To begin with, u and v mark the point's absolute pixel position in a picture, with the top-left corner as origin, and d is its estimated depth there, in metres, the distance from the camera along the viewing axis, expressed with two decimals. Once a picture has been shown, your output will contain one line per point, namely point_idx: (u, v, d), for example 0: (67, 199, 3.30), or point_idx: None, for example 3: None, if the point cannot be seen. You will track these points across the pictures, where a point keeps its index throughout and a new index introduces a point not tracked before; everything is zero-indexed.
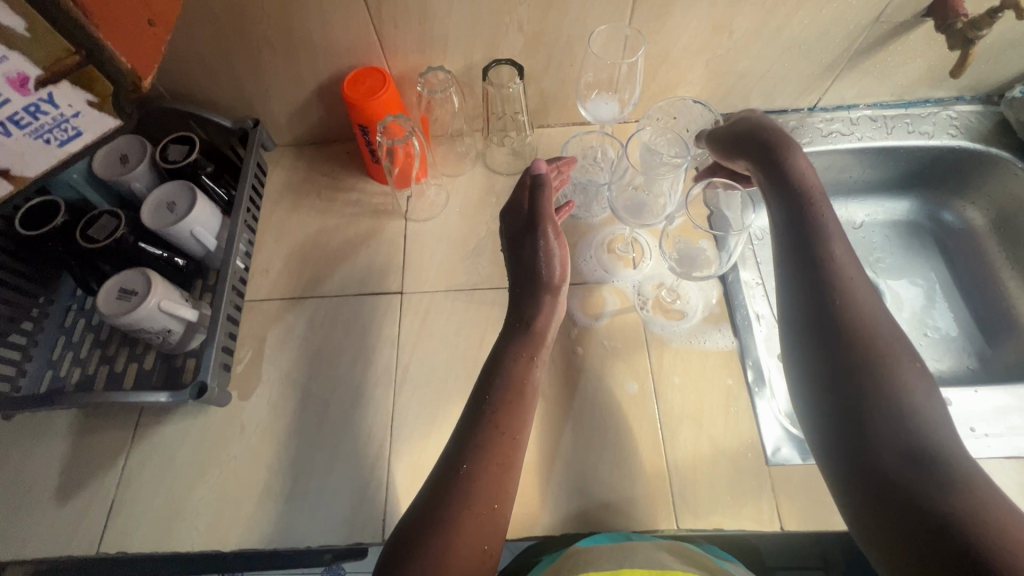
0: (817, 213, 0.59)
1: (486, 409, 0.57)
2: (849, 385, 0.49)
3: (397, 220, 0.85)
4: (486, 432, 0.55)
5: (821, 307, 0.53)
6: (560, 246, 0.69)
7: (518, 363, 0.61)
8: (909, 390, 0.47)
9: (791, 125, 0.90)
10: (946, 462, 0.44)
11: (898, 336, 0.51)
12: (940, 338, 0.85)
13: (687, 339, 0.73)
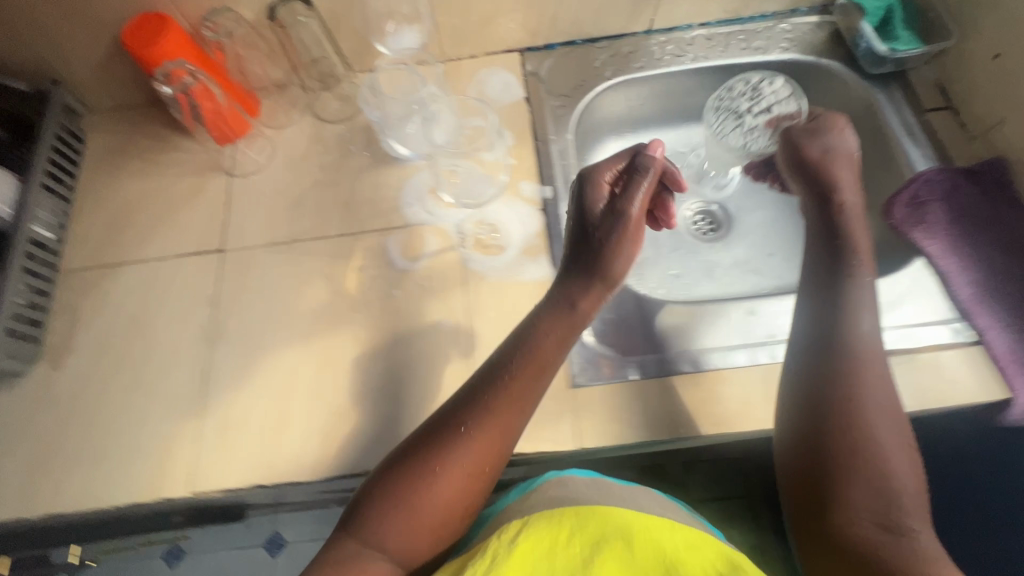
0: (851, 279, 0.62)
1: (500, 377, 0.57)
2: (859, 423, 0.54)
3: (220, 177, 0.82)
4: (493, 425, 0.55)
5: (830, 337, 0.59)
6: (632, 244, 0.61)
7: (542, 340, 0.59)
8: (884, 459, 0.53)
9: (625, 51, 0.87)
10: (902, 534, 0.50)
11: (896, 414, 0.56)
12: (781, 259, 0.88)
13: (505, 273, 0.73)
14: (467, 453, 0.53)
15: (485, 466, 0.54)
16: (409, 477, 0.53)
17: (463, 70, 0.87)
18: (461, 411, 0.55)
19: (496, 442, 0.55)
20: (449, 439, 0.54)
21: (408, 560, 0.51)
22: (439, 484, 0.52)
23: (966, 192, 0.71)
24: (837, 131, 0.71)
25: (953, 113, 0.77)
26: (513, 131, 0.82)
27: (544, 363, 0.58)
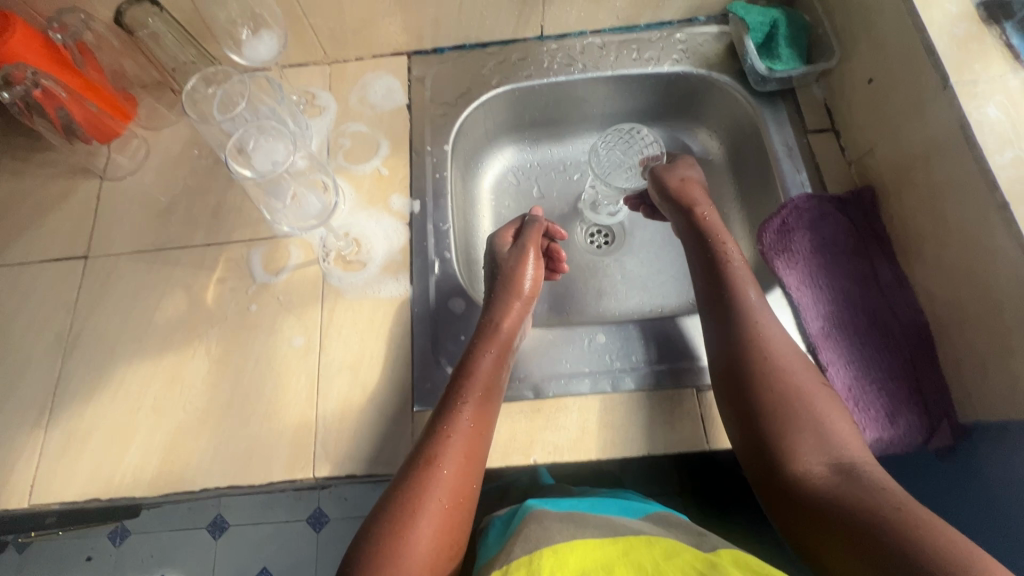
0: (726, 264, 0.67)
1: (443, 412, 0.59)
2: (792, 399, 0.57)
3: (90, 180, 0.80)
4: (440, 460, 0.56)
5: (725, 354, 0.61)
6: (536, 266, 0.74)
7: (481, 363, 0.63)
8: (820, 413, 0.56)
9: (514, 58, 0.84)
10: (854, 470, 0.52)
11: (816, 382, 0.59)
12: (670, 275, 0.87)
13: (363, 290, 0.72)
14: (427, 494, 0.53)
15: (463, 494, 0.55)
16: (384, 537, 0.51)
17: (348, 73, 0.85)
18: (406, 466, 0.56)
19: (456, 468, 0.56)
20: (405, 488, 0.54)
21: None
22: (414, 532, 0.51)
23: (833, 222, 0.69)
24: (685, 164, 0.80)
25: (834, 136, 0.75)
26: (391, 140, 0.80)
27: (472, 383, 0.61)
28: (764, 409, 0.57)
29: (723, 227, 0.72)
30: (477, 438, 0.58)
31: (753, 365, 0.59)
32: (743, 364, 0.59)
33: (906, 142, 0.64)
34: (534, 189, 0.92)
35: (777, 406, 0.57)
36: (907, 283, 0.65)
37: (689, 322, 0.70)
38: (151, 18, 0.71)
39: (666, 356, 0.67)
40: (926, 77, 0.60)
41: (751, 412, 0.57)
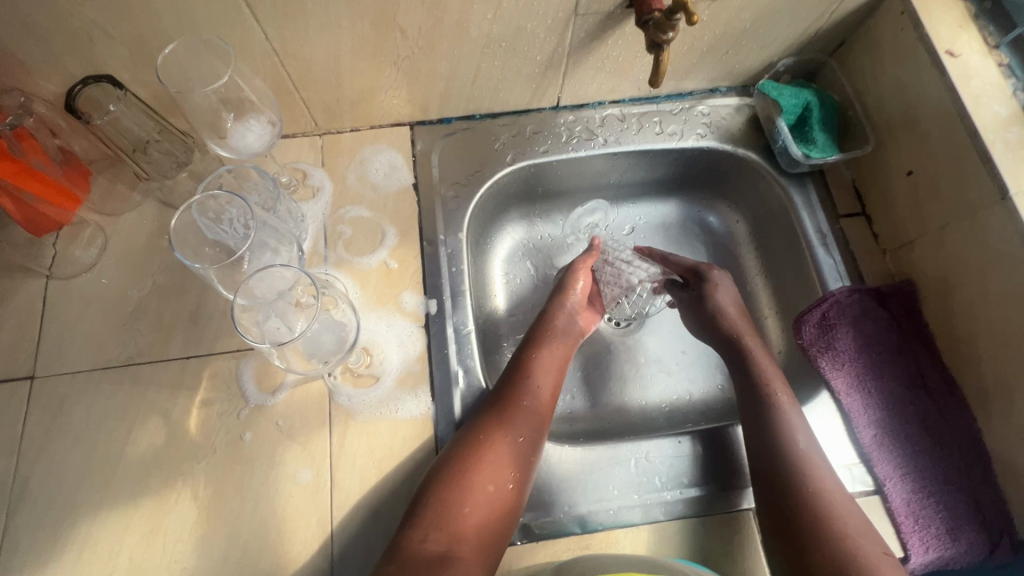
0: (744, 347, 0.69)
1: (513, 373, 0.66)
2: (830, 528, 0.54)
3: (32, 281, 0.66)
4: (500, 426, 0.60)
5: (769, 480, 0.58)
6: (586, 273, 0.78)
7: (546, 348, 0.70)
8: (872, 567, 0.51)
9: (528, 130, 0.77)
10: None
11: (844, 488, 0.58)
12: (696, 357, 0.82)
13: (377, 409, 0.63)
14: (487, 454, 0.58)
15: (520, 462, 0.59)
16: (445, 484, 0.56)
17: (343, 146, 0.75)
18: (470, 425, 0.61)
19: (513, 438, 0.60)
20: (466, 442, 0.59)
21: (468, 558, 0.52)
22: (472, 486, 0.56)
23: (875, 317, 0.67)
24: (715, 288, 0.74)
25: (866, 221, 0.73)
26: (398, 227, 0.72)
27: (529, 376, 0.66)
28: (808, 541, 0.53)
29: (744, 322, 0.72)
30: (537, 415, 0.63)
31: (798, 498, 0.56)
32: (788, 492, 0.57)
33: (953, 243, 0.62)
34: (545, 264, 0.85)
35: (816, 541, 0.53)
36: (954, 386, 0.63)
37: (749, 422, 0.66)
38: (113, 104, 0.61)
39: (729, 463, 0.63)
40: (979, 183, 0.58)
41: (796, 538, 0.54)
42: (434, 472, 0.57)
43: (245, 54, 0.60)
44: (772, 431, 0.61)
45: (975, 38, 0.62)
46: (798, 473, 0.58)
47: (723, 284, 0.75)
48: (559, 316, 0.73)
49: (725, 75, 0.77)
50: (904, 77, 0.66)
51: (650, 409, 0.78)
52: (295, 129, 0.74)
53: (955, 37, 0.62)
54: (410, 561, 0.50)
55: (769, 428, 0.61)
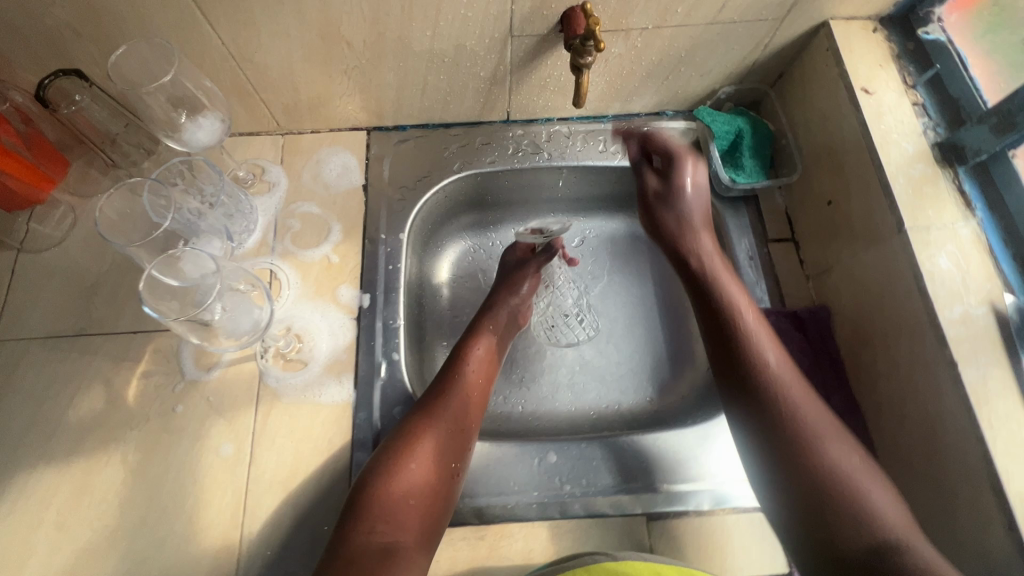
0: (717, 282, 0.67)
1: (442, 373, 0.67)
2: (799, 447, 0.56)
3: (4, 253, 0.72)
4: (436, 418, 0.62)
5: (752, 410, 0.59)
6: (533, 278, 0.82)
7: (480, 346, 0.71)
8: (863, 488, 0.53)
9: (478, 141, 0.82)
10: (893, 553, 0.49)
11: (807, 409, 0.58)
12: (629, 369, 0.84)
13: (302, 392, 0.67)
14: (425, 446, 0.59)
15: (457, 449, 0.62)
16: (384, 478, 0.57)
17: (302, 145, 0.80)
18: (404, 421, 0.62)
19: (450, 428, 0.62)
20: (401, 438, 0.60)
21: (413, 545, 0.55)
22: (414, 478, 0.57)
23: (789, 340, 0.68)
24: (684, 185, 0.72)
25: (793, 246, 0.75)
26: (344, 224, 0.76)
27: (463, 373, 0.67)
28: (798, 470, 0.55)
29: (709, 249, 0.70)
30: (467, 410, 0.65)
31: (784, 429, 0.57)
32: (780, 432, 0.57)
33: (859, 273, 0.64)
34: (492, 269, 0.88)
35: (802, 469, 0.55)
36: (857, 411, 0.65)
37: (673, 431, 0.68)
38: (80, 95, 0.67)
39: (644, 467, 0.65)
40: (881, 215, 0.60)
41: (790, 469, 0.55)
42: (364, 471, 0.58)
43: (204, 57, 0.65)
44: (753, 372, 0.60)
45: (893, 77, 0.65)
46: (777, 403, 0.58)
47: (698, 174, 0.73)
48: (499, 310, 0.77)
49: (670, 99, 0.80)
50: (827, 111, 0.68)
51: (578, 415, 0.81)
52: (258, 127, 0.79)
53: (874, 76, 0.65)
54: (359, 556, 0.52)
55: (751, 375, 0.60)
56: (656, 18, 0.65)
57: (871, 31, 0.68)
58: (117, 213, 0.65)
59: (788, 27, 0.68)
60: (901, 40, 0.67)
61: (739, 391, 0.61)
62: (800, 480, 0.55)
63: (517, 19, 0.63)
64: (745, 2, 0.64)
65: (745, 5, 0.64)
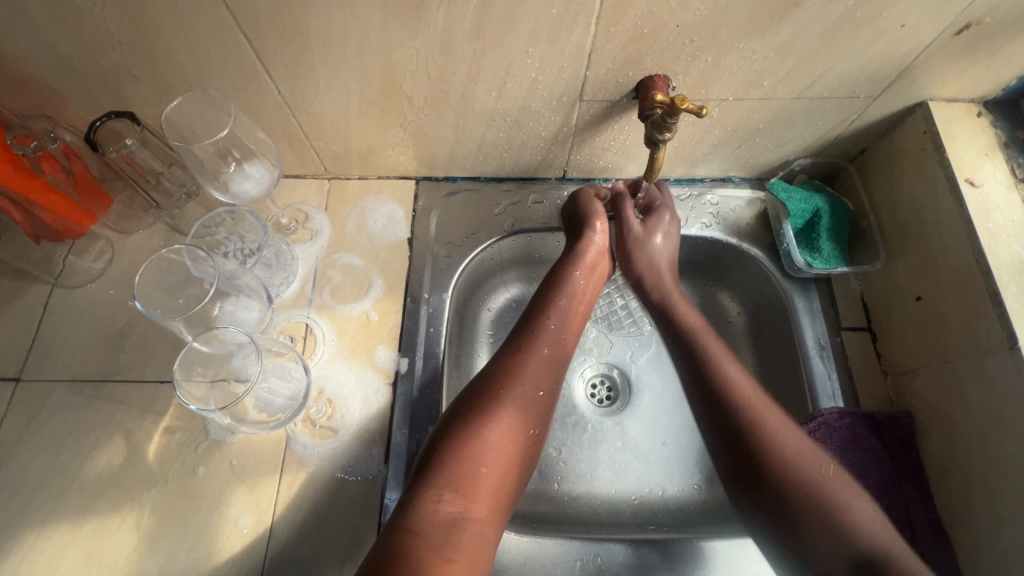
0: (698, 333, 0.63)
1: (523, 329, 0.63)
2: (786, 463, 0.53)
3: (39, 287, 0.70)
4: (514, 382, 0.58)
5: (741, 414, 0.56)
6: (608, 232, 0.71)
7: (563, 298, 0.66)
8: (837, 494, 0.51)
9: (530, 199, 0.78)
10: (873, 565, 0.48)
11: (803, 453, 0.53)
12: (677, 449, 0.77)
13: (330, 463, 0.63)
14: (501, 412, 0.55)
15: (533, 417, 0.57)
16: (459, 443, 0.52)
17: (348, 192, 0.77)
18: (478, 385, 0.57)
19: (527, 397, 0.57)
20: (476, 403, 0.55)
21: (484, 521, 0.50)
22: (489, 446, 0.53)
23: (866, 445, 0.61)
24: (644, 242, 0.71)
25: (869, 338, 0.68)
26: (386, 279, 0.72)
27: (539, 337, 0.62)
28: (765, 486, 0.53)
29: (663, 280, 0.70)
30: (550, 375, 0.61)
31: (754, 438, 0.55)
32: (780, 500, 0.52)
33: (957, 382, 0.58)
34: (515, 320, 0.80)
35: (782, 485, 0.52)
36: (945, 539, 0.58)
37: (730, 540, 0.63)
38: (131, 139, 0.65)
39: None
40: (988, 327, 0.56)
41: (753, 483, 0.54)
42: (442, 426, 0.54)
43: (260, 105, 0.62)
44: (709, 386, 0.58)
45: (1000, 168, 0.60)
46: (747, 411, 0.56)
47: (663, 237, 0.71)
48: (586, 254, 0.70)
49: (738, 166, 0.73)
50: (923, 197, 0.63)
51: (618, 499, 0.74)
52: (305, 172, 0.76)
53: (978, 166, 0.60)
54: (427, 526, 0.47)
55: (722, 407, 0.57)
56: (739, 89, 0.60)
57: (975, 116, 0.63)
58: (148, 279, 0.61)
59: (881, 105, 0.63)
60: (1009, 128, 0.63)
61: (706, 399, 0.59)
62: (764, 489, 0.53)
63: (589, 85, 0.59)
64: (838, 79, 0.59)
65: (838, 82, 0.59)
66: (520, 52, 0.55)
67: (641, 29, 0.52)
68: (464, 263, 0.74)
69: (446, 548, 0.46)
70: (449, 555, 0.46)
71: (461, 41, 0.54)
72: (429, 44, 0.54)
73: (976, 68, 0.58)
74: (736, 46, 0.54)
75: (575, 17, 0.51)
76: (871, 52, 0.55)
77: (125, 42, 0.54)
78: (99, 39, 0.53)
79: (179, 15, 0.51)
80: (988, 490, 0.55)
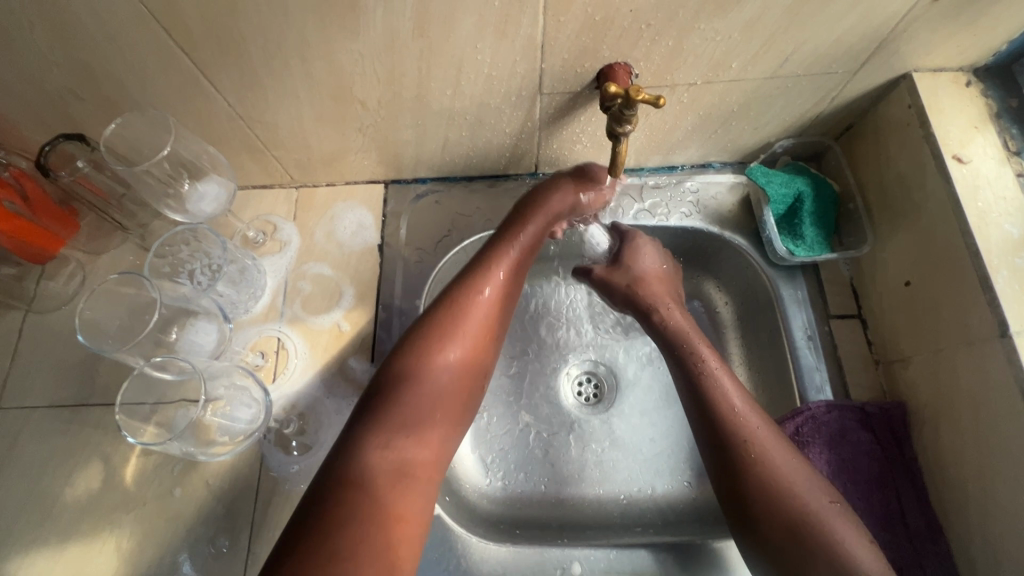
0: (697, 353, 0.60)
1: (469, 267, 0.59)
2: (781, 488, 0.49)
3: (12, 314, 0.69)
4: (461, 319, 0.55)
5: (733, 435, 0.53)
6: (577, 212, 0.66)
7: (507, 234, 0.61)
8: (824, 518, 0.48)
9: (503, 196, 0.75)
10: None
11: (793, 470, 0.50)
12: (667, 447, 0.75)
13: (305, 481, 0.62)
14: (443, 351, 0.52)
15: (479, 365, 0.55)
16: (403, 389, 0.50)
17: (316, 200, 0.75)
18: (422, 326, 0.54)
19: (472, 333, 0.54)
20: (422, 347, 0.52)
21: (431, 466, 0.49)
22: (433, 389, 0.51)
23: (857, 440, 0.59)
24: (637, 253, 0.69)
25: (860, 325, 0.66)
26: (357, 288, 0.71)
27: (490, 279, 0.57)
28: (757, 507, 0.49)
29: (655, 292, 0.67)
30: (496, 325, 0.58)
31: (745, 459, 0.51)
32: (771, 525, 0.48)
33: (948, 370, 0.56)
34: None
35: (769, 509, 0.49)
36: (940, 533, 0.56)
37: (726, 539, 0.62)
38: (82, 161, 0.64)
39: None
40: (979, 313, 0.52)
41: (750, 513, 0.50)
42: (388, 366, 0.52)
43: (212, 119, 0.61)
44: (712, 410, 0.55)
45: (991, 141, 0.57)
46: (754, 453, 0.52)
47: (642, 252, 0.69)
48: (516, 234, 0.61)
49: (717, 151, 0.70)
50: (910, 176, 0.60)
51: (606, 499, 0.73)
52: (272, 181, 0.74)
53: (967, 140, 0.57)
54: (374, 473, 0.45)
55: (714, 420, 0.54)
56: (707, 72, 0.57)
57: (964, 86, 0.59)
58: (105, 311, 0.62)
59: (863, 79, 0.59)
60: (1002, 97, 0.59)
61: (707, 424, 0.55)
62: (770, 531, 0.48)
63: (547, 77, 0.56)
64: (812, 55, 0.55)
65: (812, 58, 0.55)
66: (469, 48, 0.53)
67: (593, 16, 0.49)
68: (436, 267, 0.72)
69: (398, 498, 0.45)
70: (401, 507, 0.44)
71: (405, 41, 0.51)
72: (373, 46, 0.52)
73: (961, 34, 0.54)
74: (697, 28, 0.51)
75: (521, 8, 0.48)
76: (844, 24, 0.51)
77: (62, 64, 0.52)
78: (35, 61, 0.52)
79: (110, 31, 0.49)
80: (983, 485, 0.52)
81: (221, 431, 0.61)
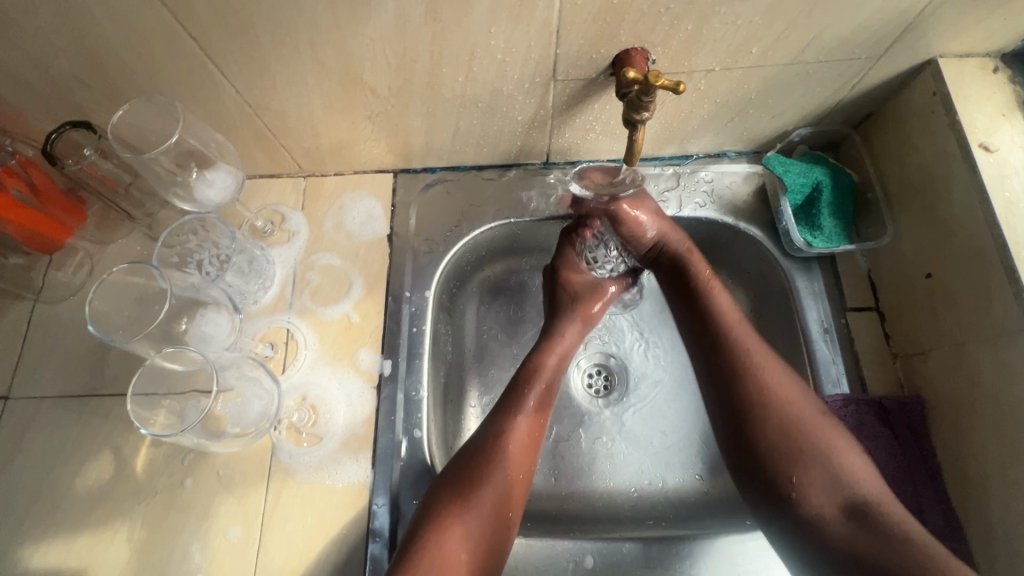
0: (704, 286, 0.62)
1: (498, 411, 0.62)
2: (779, 410, 0.55)
3: (21, 304, 0.69)
4: (490, 463, 0.57)
5: (738, 364, 0.57)
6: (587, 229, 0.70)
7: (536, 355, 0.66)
8: (816, 436, 0.54)
9: (514, 186, 0.74)
10: (873, 517, 0.49)
11: (789, 391, 0.56)
12: (678, 439, 0.75)
13: (315, 472, 0.61)
14: (473, 490, 0.55)
15: (510, 500, 0.57)
16: (432, 530, 0.53)
17: (324, 190, 0.74)
18: (454, 467, 0.57)
19: (498, 479, 0.56)
20: (451, 488, 0.55)
21: None
22: (463, 524, 0.53)
23: (875, 434, 0.58)
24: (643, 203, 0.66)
25: (877, 318, 0.64)
26: (367, 278, 0.70)
27: (516, 415, 0.61)
28: (757, 428, 0.55)
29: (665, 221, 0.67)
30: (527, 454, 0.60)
31: (746, 386, 0.56)
32: (769, 445, 0.54)
33: (969, 364, 0.55)
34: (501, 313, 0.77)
35: (767, 430, 0.54)
36: (958, 527, 0.55)
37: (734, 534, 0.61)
38: (89, 149, 0.63)
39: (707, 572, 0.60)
40: (1004, 305, 0.51)
41: (750, 434, 0.55)
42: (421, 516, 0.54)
43: (220, 107, 0.60)
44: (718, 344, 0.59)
45: (1019, 129, 0.55)
46: (755, 381, 0.56)
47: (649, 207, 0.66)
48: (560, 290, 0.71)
49: (732, 140, 0.69)
50: (934, 165, 0.58)
51: (617, 492, 0.72)
52: (280, 171, 0.74)
53: (993, 129, 0.55)
54: None
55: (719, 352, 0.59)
56: (726, 58, 0.55)
57: (991, 71, 0.57)
58: (114, 302, 0.62)
59: (886, 65, 0.58)
60: None
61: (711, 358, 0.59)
62: (766, 445, 0.54)
63: (562, 63, 0.55)
64: (835, 41, 0.53)
65: (835, 43, 0.54)
66: (483, 33, 0.51)
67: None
68: (446, 257, 0.71)
69: None
70: None
71: (417, 25, 0.50)
72: (384, 30, 0.51)
73: (990, 18, 0.52)
74: (718, 11, 0.49)
75: None
76: (869, 8, 0.50)
77: (67, 49, 0.51)
78: (40, 47, 0.51)
79: (116, 16, 0.48)
80: (1004, 479, 0.51)
81: (232, 421, 0.59)
